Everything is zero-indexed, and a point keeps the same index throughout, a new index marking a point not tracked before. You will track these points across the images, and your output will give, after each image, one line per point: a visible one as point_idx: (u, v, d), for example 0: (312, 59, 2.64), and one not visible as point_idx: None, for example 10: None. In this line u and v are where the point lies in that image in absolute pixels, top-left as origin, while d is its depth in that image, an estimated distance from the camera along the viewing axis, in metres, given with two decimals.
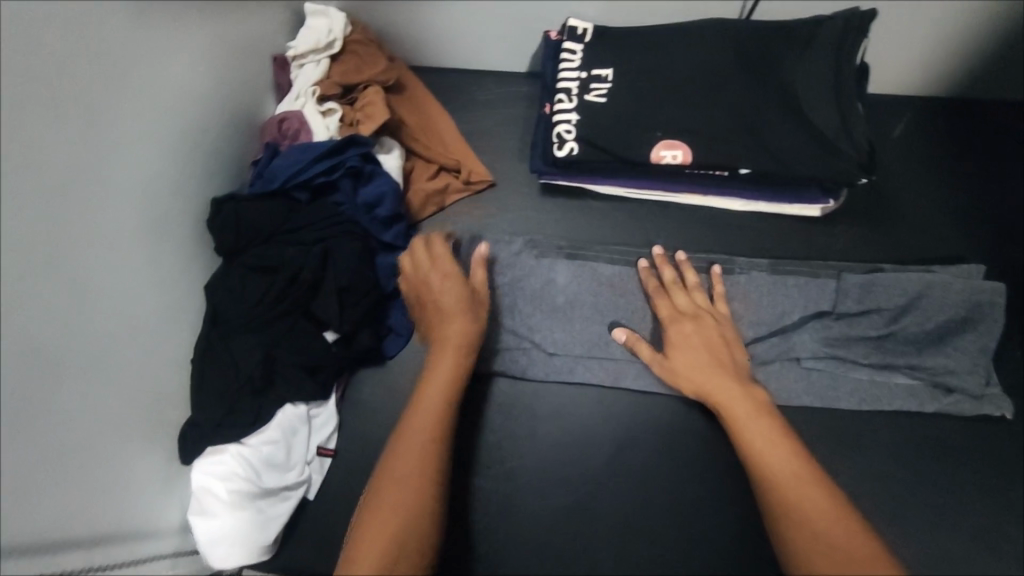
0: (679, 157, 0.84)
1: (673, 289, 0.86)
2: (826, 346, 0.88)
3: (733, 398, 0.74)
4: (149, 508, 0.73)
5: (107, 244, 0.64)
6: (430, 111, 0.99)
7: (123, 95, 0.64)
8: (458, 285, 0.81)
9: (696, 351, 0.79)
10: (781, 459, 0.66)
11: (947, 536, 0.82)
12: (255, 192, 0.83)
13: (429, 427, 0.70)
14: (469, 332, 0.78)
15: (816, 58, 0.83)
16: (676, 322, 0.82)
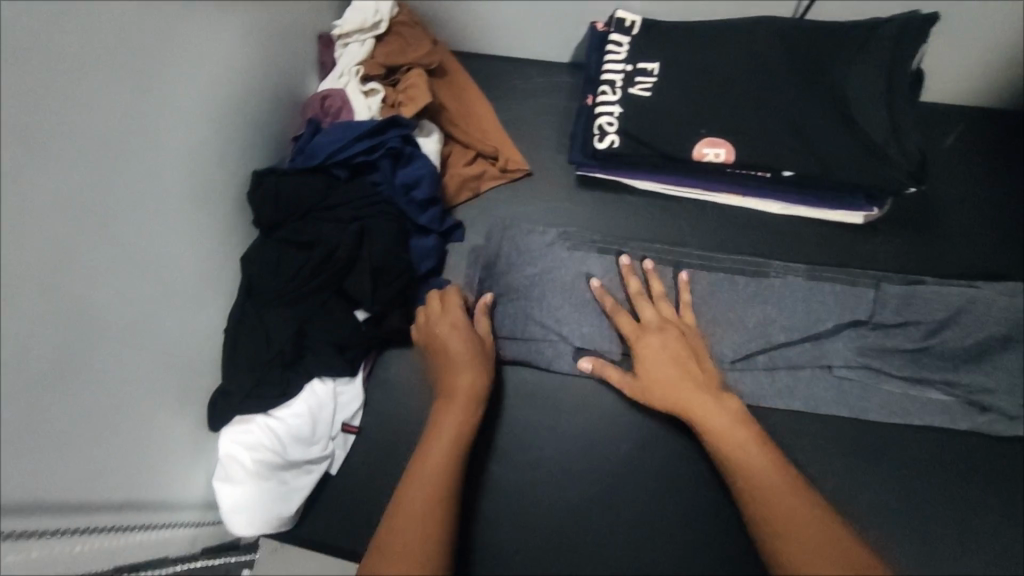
0: (722, 156, 0.82)
1: (638, 301, 0.84)
2: (860, 356, 0.85)
3: (711, 412, 0.72)
4: (178, 470, 0.76)
5: (149, 212, 0.65)
6: (470, 97, 0.98)
7: (172, 66, 0.66)
8: (466, 334, 0.81)
9: (664, 365, 0.77)
10: (762, 471, 0.65)
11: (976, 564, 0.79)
12: (296, 167, 0.84)
13: (451, 436, 0.72)
14: (478, 381, 0.78)
15: (870, 61, 0.80)
16: (644, 335, 0.80)
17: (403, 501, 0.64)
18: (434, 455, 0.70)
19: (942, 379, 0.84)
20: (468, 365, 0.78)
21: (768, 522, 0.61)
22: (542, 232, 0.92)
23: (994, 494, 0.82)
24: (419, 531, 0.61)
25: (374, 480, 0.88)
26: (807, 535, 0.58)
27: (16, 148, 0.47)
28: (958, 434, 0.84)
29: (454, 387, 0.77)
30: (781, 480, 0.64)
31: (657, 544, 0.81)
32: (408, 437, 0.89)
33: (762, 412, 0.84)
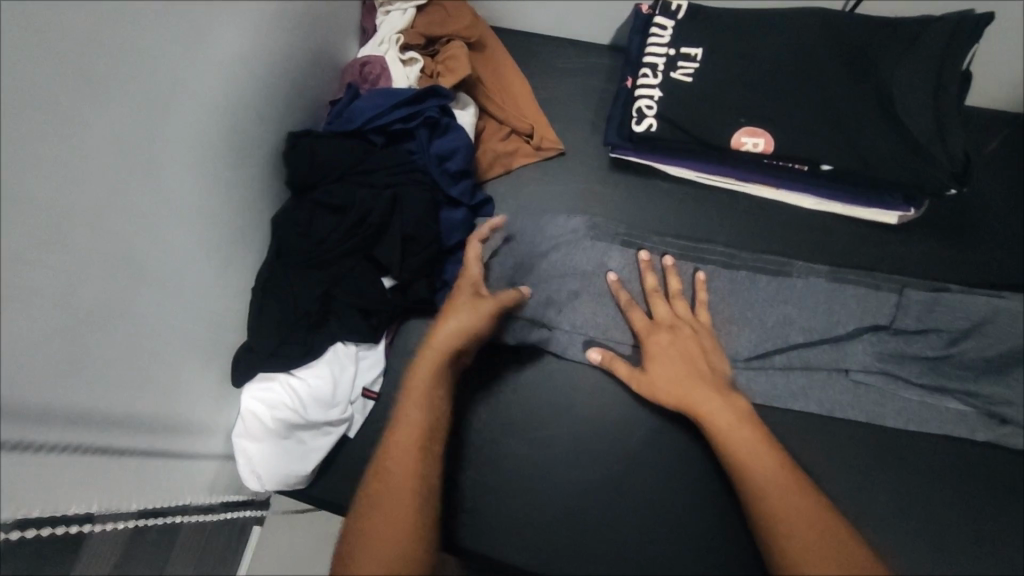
0: (761, 146, 0.81)
1: (654, 299, 0.85)
2: (878, 361, 0.85)
3: (715, 407, 0.72)
4: (200, 422, 0.76)
5: (188, 163, 0.66)
6: (508, 72, 0.97)
7: (219, 17, 0.66)
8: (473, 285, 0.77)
9: (673, 359, 0.78)
10: (769, 472, 0.66)
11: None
12: (333, 131, 0.85)
13: (427, 389, 0.69)
14: (462, 328, 0.72)
15: (919, 60, 0.79)
16: (655, 331, 0.81)
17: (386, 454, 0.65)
18: (411, 408, 0.68)
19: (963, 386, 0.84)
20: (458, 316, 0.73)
21: (773, 522, 0.63)
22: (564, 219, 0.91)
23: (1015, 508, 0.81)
24: (400, 488, 0.62)
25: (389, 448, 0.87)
26: (809, 537, 0.60)
27: (60, 83, 0.48)
28: (981, 444, 0.83)
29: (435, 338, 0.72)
30: (781, 476, 0.66)
31: (673, 537, 0.78)
32: None
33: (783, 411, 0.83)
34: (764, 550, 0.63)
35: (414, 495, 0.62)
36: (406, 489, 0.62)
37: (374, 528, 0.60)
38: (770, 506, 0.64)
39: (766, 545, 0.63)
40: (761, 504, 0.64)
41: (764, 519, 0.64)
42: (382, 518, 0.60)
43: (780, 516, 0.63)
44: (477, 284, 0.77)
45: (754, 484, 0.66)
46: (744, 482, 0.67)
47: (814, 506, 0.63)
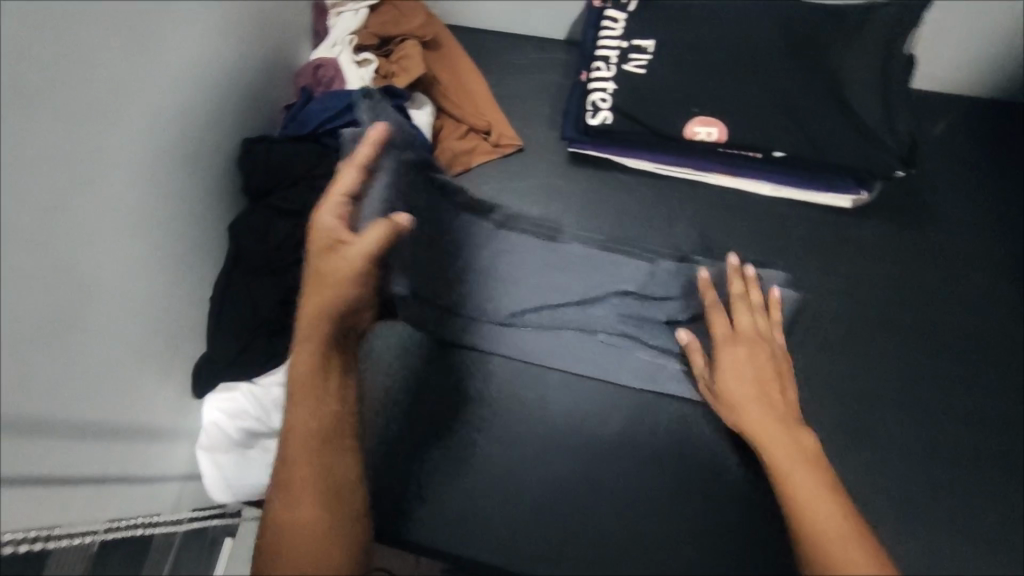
0: (714, 135, 0.82)
1: (734, 306, 0.79)
2: (622, 323, 0.85)
3: (762, 422, 0.68)
4: (160, 435, 0.75)
5: (137, 170, 0.65)
6: (464, 70, 0.97)
7: (164, 26, 0.65)
8: (335, 240, 0.60)
9: (748, 379, 0.72)
10: (822, 505, 0.58)
11: (987, 560, 0.75)
12: (287, 135, 0.84)
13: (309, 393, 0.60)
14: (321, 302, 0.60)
15: (863, 45, 0.81)
16: (723, 335, 0.77)
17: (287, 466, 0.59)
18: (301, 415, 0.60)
19: (930, 364, 0.84)
20: (317, 287, 0.60)
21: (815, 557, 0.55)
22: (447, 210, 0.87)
23: (1005, 484, 0.78)
24: (304, 502, 0.58)
25: None
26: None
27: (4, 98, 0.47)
28: (961, 424, 0.81)
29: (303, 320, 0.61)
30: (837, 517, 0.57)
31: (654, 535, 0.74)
32: None
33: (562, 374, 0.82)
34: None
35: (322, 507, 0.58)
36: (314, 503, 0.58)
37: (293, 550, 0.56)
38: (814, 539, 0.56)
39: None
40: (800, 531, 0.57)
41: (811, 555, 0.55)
42: (291, 536, 0.57)
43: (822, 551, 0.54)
44: (336, 241, 0.60)
45: (799, 512, 0.58)
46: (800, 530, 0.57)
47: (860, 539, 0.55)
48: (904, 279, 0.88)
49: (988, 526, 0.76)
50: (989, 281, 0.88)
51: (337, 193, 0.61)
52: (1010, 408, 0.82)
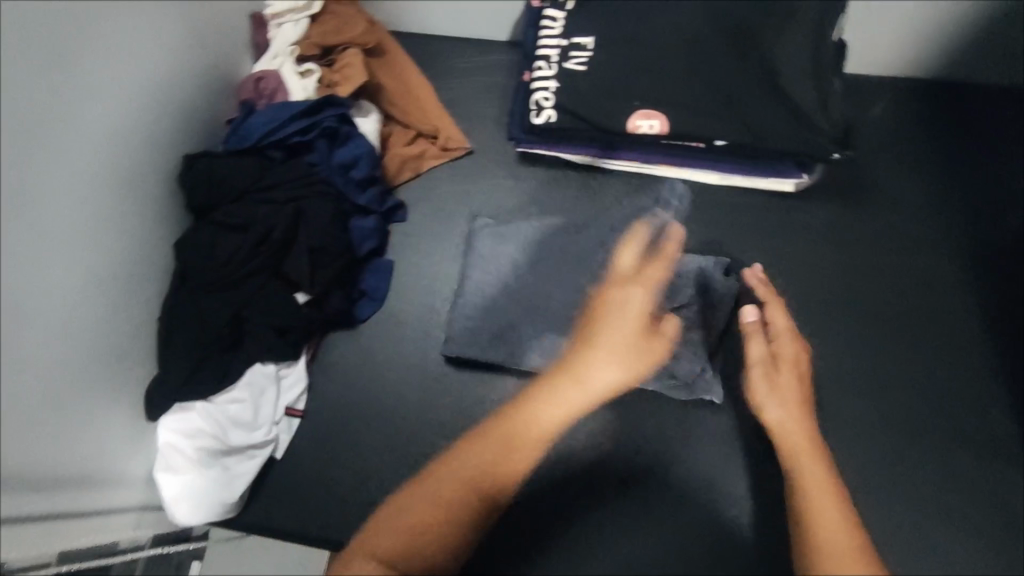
0: (656, 127, 0.83)
1: (772, 308, 0.80)
2: (563, 318, 0.86)
3: (793, 430, 0.67)
4: (114, 463, 0.74)
5: (74, 199, 0.64)
6: (409, 76, 0.97)
7: (90, 52, 0.65)
8: (630, 325, 0.63)
9: (791, 383, 0.72)
10: (825, 511, 0.58)
11: (927, 524, 0.79)
12: (230, 148, 0.83)
13: (534, 433, 0.59)
14: (625, 379, 0.60)
15: (795, 33, 0.82)
16: (779, 334, 0.77)
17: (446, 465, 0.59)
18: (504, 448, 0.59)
19: (875, 341, 0.87)
20: (618, 355, 0.61)
21: (809, 554, 0.55)
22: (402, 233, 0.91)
23: (945, 452, 0.82)
24: (427, 522, 0.57)
25: (324, 466, 0.86)
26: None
27: None
28: (902, 397, 0.84)
29: (582, 374, 0.60)
30: (839, 521, 0.57)
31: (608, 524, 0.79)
32: (359, 419, 0.88)
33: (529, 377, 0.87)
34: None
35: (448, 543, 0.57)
36: (447, 537, 0.57)
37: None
38: (815, 532, 0.57)
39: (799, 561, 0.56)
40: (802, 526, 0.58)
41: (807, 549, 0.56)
42: (382, 554, 0.55)
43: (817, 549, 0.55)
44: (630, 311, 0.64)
45: (811, 520, 0.58)
46: (813, 549, 0.55)
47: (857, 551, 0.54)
48: (849, 259, 0.90)
49: (928, 494, 0.81)
50: (932, 257, 0.90)
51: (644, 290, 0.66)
52: (951, 379, 0.85)
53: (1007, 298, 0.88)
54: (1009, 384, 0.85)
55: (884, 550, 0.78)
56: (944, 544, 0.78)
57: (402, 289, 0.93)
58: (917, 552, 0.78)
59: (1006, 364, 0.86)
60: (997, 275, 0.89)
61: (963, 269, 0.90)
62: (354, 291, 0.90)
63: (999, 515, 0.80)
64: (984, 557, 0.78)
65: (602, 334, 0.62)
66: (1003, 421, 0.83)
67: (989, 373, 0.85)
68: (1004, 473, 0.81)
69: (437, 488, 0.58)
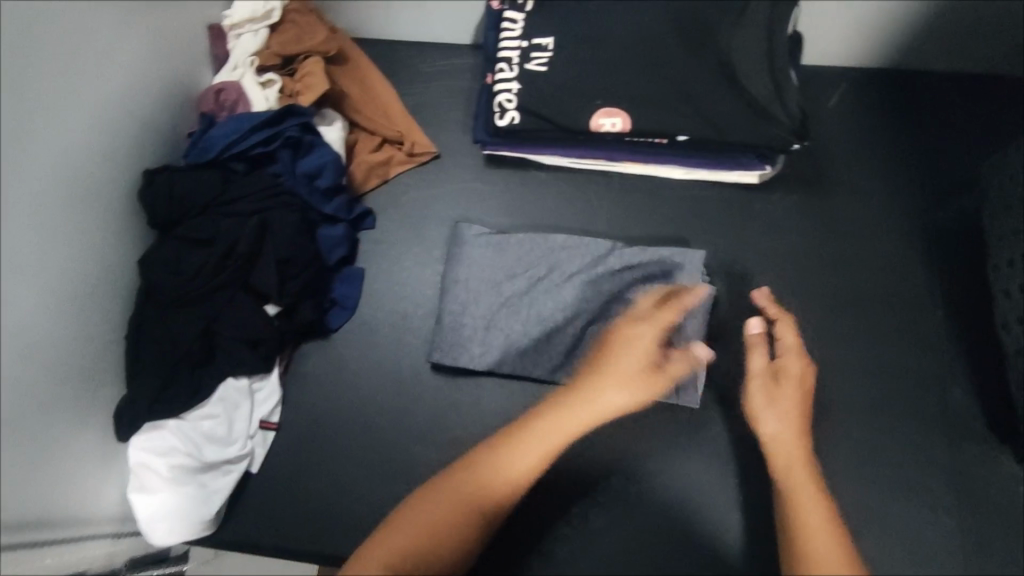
0: (618, 125, 0.84)
1: (782, 326, 0.83)
2: (537, 315, 0.88)
3: (788, 443, 0.74)
4: (85, 487, 0.73)
5: (34, 222, 0.63)
6: (372, 82, 0.97)
7: (43, 73, 0.64)
8: (637, 365, 0.76)
9: (793, 399, 0.77)
10: (821, 529, 0.64)
11: (893, 502, 0.82)
12: (191, 162, 0.82)
13: (548, 446, 0.68)
14: (631, 394, 0.73)
15: (750, 29, 0.84)
16: (786, 352, 0.81)
17: (473, 458, 0.66)
18: (524, 447, 0.67)
19: (840, 327, 0.89)
20: (624, 382, 0.74)
21: (799, 556, 0.62)
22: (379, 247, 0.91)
23: (909, 431, 0.85)
24: (451, 510, 0.62)
25: (300, 477, 0.85)
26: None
27: None
28: (868, 380, 0.87)
29: (594, 393, 0.72)
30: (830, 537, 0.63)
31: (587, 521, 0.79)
32: (335, 429, 0.87)
33: (505, 377, 0.87)
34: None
35: (467, 526, 0.62)
36: (456, 515, 0.62)
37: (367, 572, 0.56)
38: (805, 541, 0.64)
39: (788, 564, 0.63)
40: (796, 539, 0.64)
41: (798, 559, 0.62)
42: (393, 545, 0.59)
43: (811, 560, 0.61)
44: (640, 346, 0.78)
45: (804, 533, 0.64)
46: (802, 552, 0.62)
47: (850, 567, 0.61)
48: (813, 247, 0.92)
49: (892, 472, 0.83)
50: (893, 241, 0.92)
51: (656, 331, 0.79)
52: (914, 360, 0.87)
53: (964, 277, 0.91)
54: (967, 361, 0.87)
55: (851, 529, 0.81)
56: (909, 520, 0.81)
57: (374, 296, 0.93)
58: (885, 529, 0.81)
59: (964, 342, 0.88)
60: (956, 258, 0.91)
61: (922, 252, 0.92)
62: (325, 300, 0.90)
63: (960, 489, 0.83)
64: (948, 529, 0.81)
65: (616, 363, 0.76)
66: (962, 398, 0.86)
67: (949, 352, 0.88)
68: (963, 449, 0.84)
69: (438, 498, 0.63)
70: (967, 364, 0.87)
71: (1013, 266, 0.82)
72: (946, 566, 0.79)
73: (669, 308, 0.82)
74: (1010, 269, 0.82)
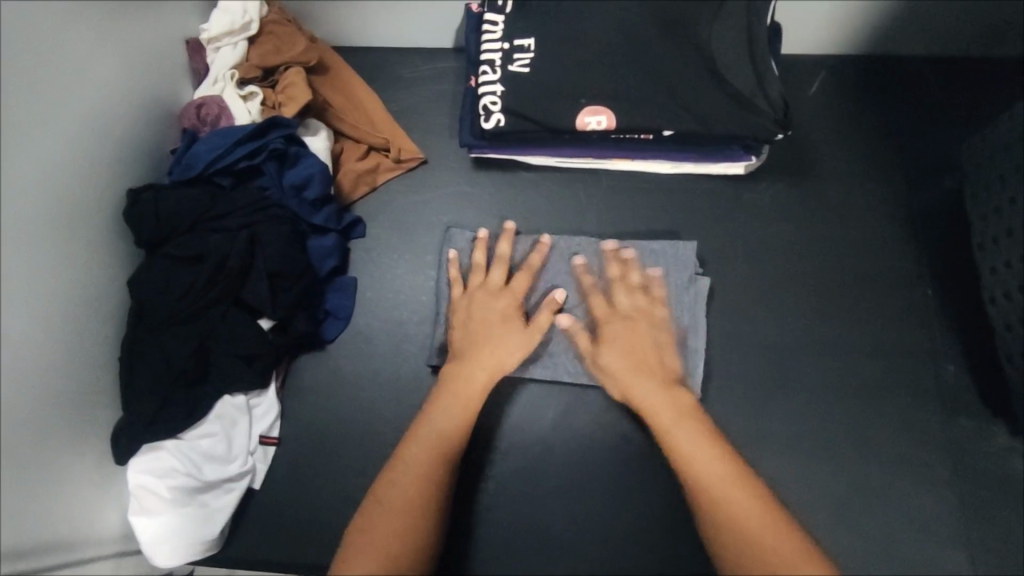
0: (604, 123, 0.84)
1: (614, 286, 0.85)
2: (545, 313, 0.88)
3: (663, 410, 0.74)
4: (86, 513, 0.73)
5: (20, 249, 0.62)
6: (355, 89, 0.97)
7: (23, 98, 0.63)
8: (512, 330, 0.80)
9: (628, 354, 0.79)
10: (718, 471, 0.68)
11: (894, 481, 0.83)
12: (175, 180, 0.81)
13: (459, 407, 0.74)
14: (513, 351, 0.79)
15: (728, 21, 0.85)
16: (607, 325, 0.82)
17: (403, 456, 0.70)
18: (437, 418, 0.73)
19: (832, 311, 0.90)
20: (501, 343, 0.79)
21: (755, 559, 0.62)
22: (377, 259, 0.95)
23: (905, 409, 0.86)
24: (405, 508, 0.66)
25: (305, 490, 0.85)
26: (766, 543, 0.63)
27: None
28: (862, 362, 0.88)
29: (478, 358, 0.78)
30: (727, 473, 0.67)
31: (591, 517, 0.83)
32: (337, 439, 0.87)
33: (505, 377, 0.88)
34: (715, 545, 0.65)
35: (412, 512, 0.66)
36: (414, 511, 0.66)
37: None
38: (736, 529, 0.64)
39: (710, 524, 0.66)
40: (707, 499, 0.66)
41: (720, 522, 0.65)
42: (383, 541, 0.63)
43: (733, 519, 0.64)
44: (505, 311, 0.82)
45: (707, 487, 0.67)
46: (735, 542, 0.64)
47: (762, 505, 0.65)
48: (801, 234, 0.93)
49: (891, 450, 0.84)
50: (879, 223, 0.94)
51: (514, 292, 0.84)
52: (906, 339, 0.89)
53: (951, 257, 0.92)
54: (958, 338, 0.89)
55: (854, 507, 0.82)
56: (909, 497, 0.83)
57: (368, 304, 0.93)
58: (886, 508, 0.82)
59: (954, 319, 0.90)
60: (940, 237, 0.93)
61: (908, 233, 0.93)
62: (319, 312, 0.89)
63: (957, 464, 0.84)
64: (948, 505, 0.82)
65: (489, 336, 0.80)
66: (955, 374, 0.88)
67: (940, 329, 0.89)
68: (959, 425, 0.86)
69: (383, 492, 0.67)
70: (958, 341, 0.89)
71: (1001, 241, 0.83)
72: (948, 539, 0.81)
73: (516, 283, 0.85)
74: (997, 245, 0.84)
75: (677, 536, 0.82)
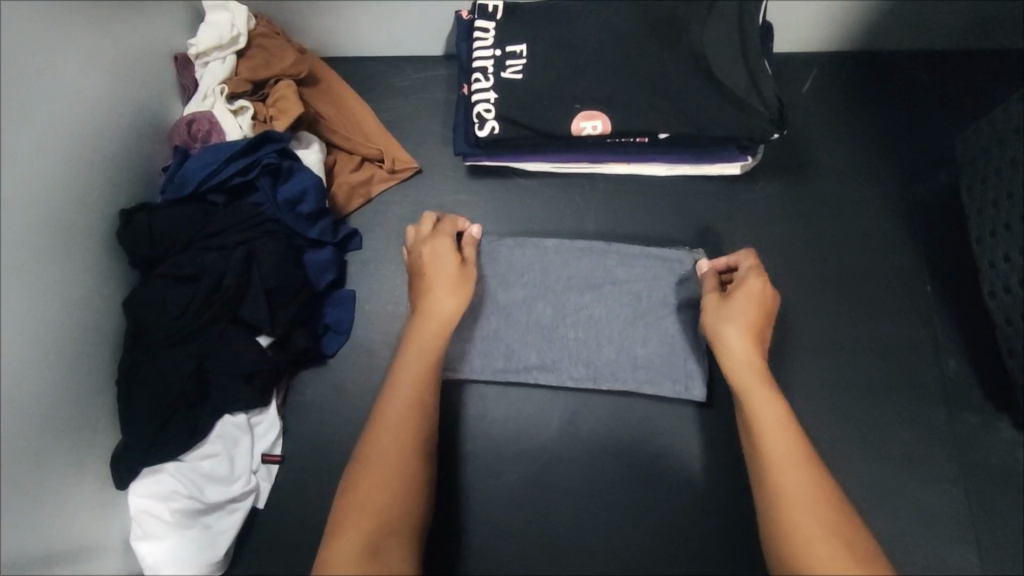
0: (599, 128, 0.84)
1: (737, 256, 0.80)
2: (549, 319, 0.90)
3: (750, 370, 0.71)
4: (89, 539, 0.72)
5: (17, 278, 0.61)
6: (346, 100, 0.96)
7: (17, 125, 0.62)
8: (445, 264, 0.79)
9: (755, 312, 0.74)
10: (788, 457, 0.64)
11: (902, 478, 0.83)
12: (167, 199, 0.79)
13: (420, 370, 0.73)
14: (452, 295, 0.77)
15: (721, 21, 0.84)
16: (748, 274, 0.76)
17: (384, 422, 0.70)
18: (402, 387, 0.72)
19: (833, 307, 0.90)
20: (444, 287, 0.78)
21: (792, 544, 0.59)
22: (376, 271, 0.94)
23: (910, 404, 0.86)
24: (387, 483, 0.66)
25: (310, 507, 0.84)
26: (809, 530, 0.59)
27: None
28: (864, 359, 0.88)
29: (425, 306, 0.77)
30: (798, 461, 0.64)
31: (600, 524, 0.83)
32: (342, 455, 0.86)
33: (508, 384, 0.88)
34: (758, 513, 0.64)
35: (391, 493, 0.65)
36: (396, 481, 0.66)
37: (337, 547, 0.61)
38: (784, 510, 0.61)
39: (759, 490, 0.64)
40: (770, 479, 0.63)
41: (775, 503, 0.62)
42: (366, 513, 0.63)
43: (784, 490, 0.62)
44: (438, 256, 0.80)
45: (768, 456, 0.65)
46: (782, 527, 0.60)
47: (822, 495, 0.62)
48: (799, 232, 0.93)
49: (897, 447, 0.84)
50: (876, 219, 0.94)
51: (443, 236, 0.82)
52: (907, 334, 0.89)
53: (947, 250, 0.93)
54: (959, 331, 0.89)
55: (862, 504, 0.82)
56: (917, 493, 0.83)
57: (367, 316, 0.92)
58: (894, 506, 0.82)
59: (954, 313, 0.90)
60: (939, 232, 0.93)
61: (905, 228, 0.93)
62: (317, 327, 0.88)
63: (963, 459, 0.84)
64: (955, 500, 0.83)
65: (430, 276, 0.79)
66: (957, 369, 0.88)
67: (941, 324, 0.89)
68: (963, 419, 0.86)
69: (367, 464, 0.67)
70: (960, 335, 0.89)
71: (1000, 234, 0.83)
72: (956, 535, 0.81)
73: (442, 225, 0.84)
74: (996, 238, 0.83)
75: (686, 540, 0.82)
